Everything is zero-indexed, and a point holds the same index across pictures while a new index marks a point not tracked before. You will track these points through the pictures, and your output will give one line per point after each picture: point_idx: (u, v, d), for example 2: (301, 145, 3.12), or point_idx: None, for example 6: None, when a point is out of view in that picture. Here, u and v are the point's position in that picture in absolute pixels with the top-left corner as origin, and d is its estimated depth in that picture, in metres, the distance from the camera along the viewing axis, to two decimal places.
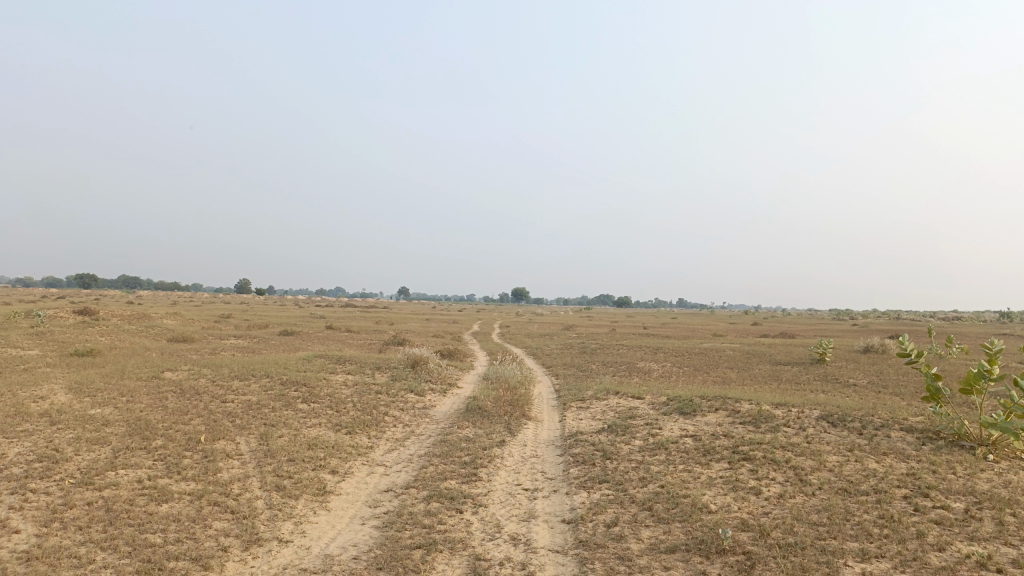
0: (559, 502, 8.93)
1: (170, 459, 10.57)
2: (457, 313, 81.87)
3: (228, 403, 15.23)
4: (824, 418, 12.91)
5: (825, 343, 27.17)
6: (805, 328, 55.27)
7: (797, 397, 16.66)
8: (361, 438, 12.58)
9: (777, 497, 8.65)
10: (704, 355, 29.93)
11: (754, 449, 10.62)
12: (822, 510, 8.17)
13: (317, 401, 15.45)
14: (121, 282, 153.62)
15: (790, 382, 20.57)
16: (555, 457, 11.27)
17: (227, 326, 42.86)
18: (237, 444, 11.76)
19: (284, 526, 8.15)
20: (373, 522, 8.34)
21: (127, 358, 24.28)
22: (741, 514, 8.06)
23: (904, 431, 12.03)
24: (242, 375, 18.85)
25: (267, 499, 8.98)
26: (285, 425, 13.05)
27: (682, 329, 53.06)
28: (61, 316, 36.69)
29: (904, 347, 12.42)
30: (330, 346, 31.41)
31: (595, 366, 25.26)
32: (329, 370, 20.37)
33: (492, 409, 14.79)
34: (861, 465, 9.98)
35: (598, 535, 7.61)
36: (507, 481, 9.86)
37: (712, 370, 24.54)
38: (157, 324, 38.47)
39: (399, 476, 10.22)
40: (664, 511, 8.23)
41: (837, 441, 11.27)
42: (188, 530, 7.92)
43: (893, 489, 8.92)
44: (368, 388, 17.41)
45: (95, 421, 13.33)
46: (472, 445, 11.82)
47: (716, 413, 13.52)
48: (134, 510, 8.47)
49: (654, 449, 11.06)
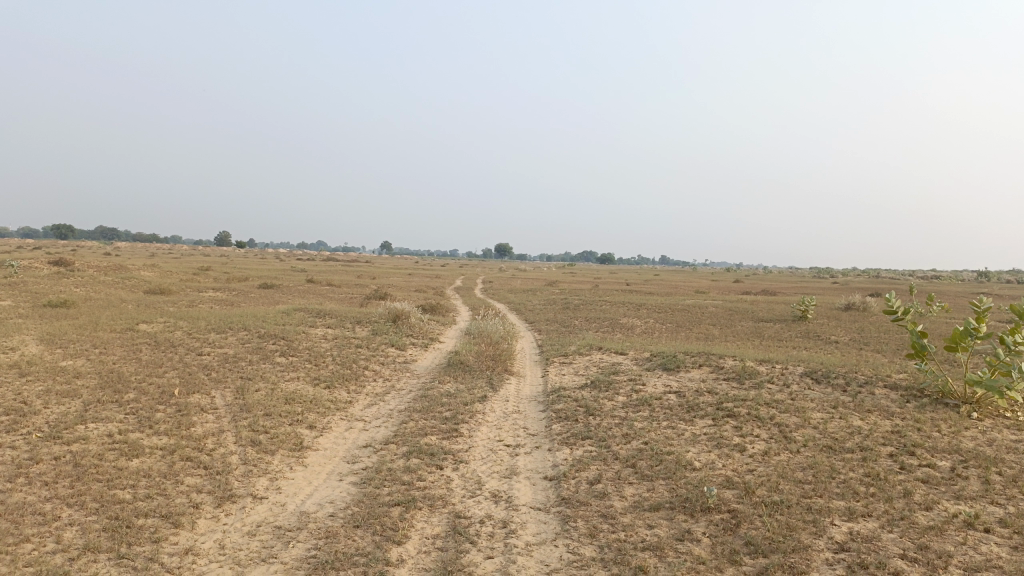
0: (541, 458, 8.76)
1: (142, 413, 10.28)
2: (439, 268, 81.42)
3: (204, 356, 14.91)
4: (808, 375, 12.82)
5: (808, 300, 27.13)
6: (787, 286, 55.44)
7: (781, 353, 16.60)
8: (340, 392, 12.35)
9: (762, 454, 8.53)
10: (687, 311, 29.87)
11: (739, 406, 10.50)
12: (807, 468, 8.06)
13: (296, 354, 15.17)
14: (99, 233, 151.34)
15: (773, 339, 20.52)
16: (537, 413, 11.10)
17: (206, 279, 42.26)
18: (212, 397, 11.49)
19: (259, 482, 7.93)
20: (351, 478, 8.13)
21: (102, 309, 23.82)
22: (726, 472, 7.92)
23: (888, 388, 11.96)
24: (219, 328, 18.50)
25: (242, 454, 8.74)
26: (263, 379, 12.78)
27: (665, 285, 52.98)
28: (34, 266, 35.93)
29: (891, 304, 12.28)
30: (310, 299, 31.04)
31: (578, 321, 25.12)
32: (309, 323, 20.06)
33: (474, 364, 14.61)
34: (846, 422, 9.89)
35: (581, 493, 7.44)
36: (489, 438, 9.67)
37: (695, 326, 24.51)
38: (134, 276, 37.84)
39: (378, 432, 10.01)
40: (648, 468, 8.08)
41: (822, 398, 11.17)
42: (159, 486, 7.67)
43: (878, 446, 8.83)
44: (348, 342, 17.15)
45: (66, 373, 12.98)
46: (453, 400, 11.62)
47: (700, 369, 13.40)
48: (103, 465, 8.20)
49: (638, 405, 10.91)
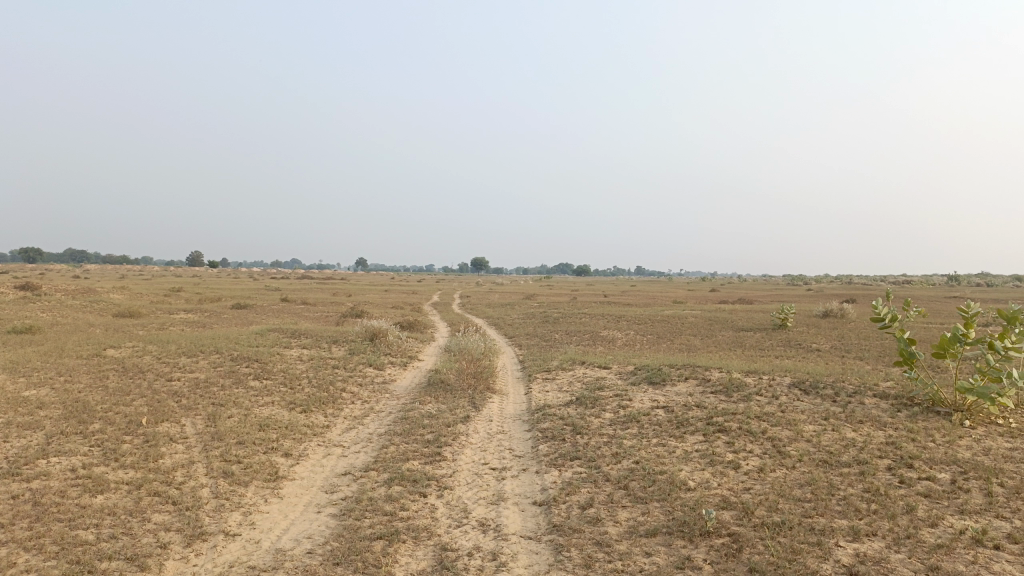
0: (529, 482, 8.41)
1: (107, 445, 9.76)
2: (416, 283, 80.80)
3: (174, 382, 14.36)
4: (797, 386, 12.59)
5: (787, 308, 27.07)
6: (764, 294, 55.63)
7: (765, 363, 16.42)
8: (317, 417, 11.89)
9: (758, 471, 8.24)
10: (667, 322, 29.71)
11: (729, 420, 10.22)
12: (805, 485, 7.79)
13: (270, 377, 14.67)
14: (68, 256, 148.82)
15: (756, 349, 20.32)
16: (522, 433, 10.73)
17: (178, 300, 41.34)
18: (182, 426, 10.98)
19: (232, 517, 7.48)
20: (329, 510, 7.71)
21: (69, 334, 23.06)
22: (721, 491, 7.62)
23: (878, 398, 11.75)
24: (190, 351, 17.90)
25: (213, 487, 8.28)
26: (236, 405, 12.29)
27: (643, 296, 52.85)
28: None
29: (879, 312, 12.11)
30: (284, 319, 30.42)
31: (558, 335, 24.82)
32: (284, 344, 19.51)
33: (455, 383, 14.22)
34: (839, 435, 9.65)
35: (573, 519, 7.09)
36: (473, 461, 9.30)
37: (676, 336, 24.35)
38: (104, 299, 36.95)
39: (357, 458, 9.59)
40: (641, 490, 7.75)
41: (812, 409, 10.94)
42: (124, 525, 7.19)
43: (875, 459, 8.58)
44: (324, 363, 16.67)
45: (28, 403, 12.38)
46: (435, 422, 11.22)
47: (686, 382, 13.13)
48: (65, 503, 7.70)
49: (626, 422, 10.60)
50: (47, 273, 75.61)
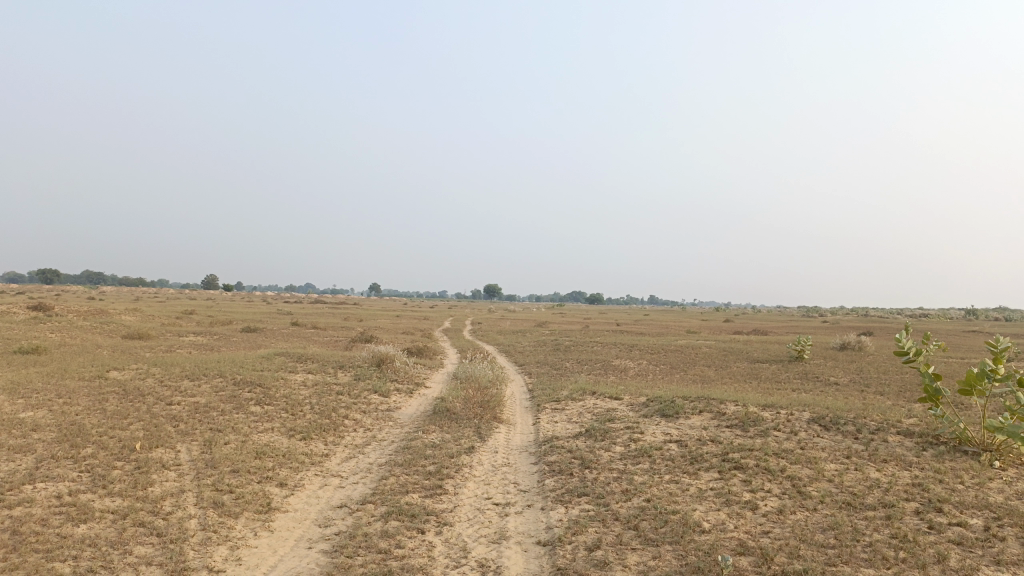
0: (534, 519, 7.96)
1: (97, 471, 9.39)
2: (428, 309, 80.53)
3: (174, 406, 14.01)
4: (816, 421, 12.08)
5: (803, 340, 26.50)
6: (779, 325, 54.92)
7: (782, 396, 15.90)
8: (316, 444, 11.49)
9: (776, 513, 7.76)
10: (680, 353, 29.15)
11: (746, 457, 9.74)
12: (827, 529, 7.30)
13: (272, 403, 14.30)
14: (85, 277, 150.12)
15: (772, 381, 19.75)
16: (528, 466, 10.28)
17: (189, 323, 41.22)
18: (177, 452, 10.62)
19: (218, 552, 7.07)
20: (321, 546, 7.30)
21: (74, 355, 22.84)
22: (738, 535, 7.15)
23: (901, 435, 11.22)
24: (193, 375, 17.58)
25: (201, 518, 7.88)
26: (234, 431, 11.91)
27: (655, 325, 52.40)
28: (10, 311, 34.88)
29: (904, 346, 11.57)
30: (293, 343, 30.09)
31: (569, 364, 24.38)
32: (289, 369, 19.15)
33: (461, 411, 13.80)
34: (862, 475, 9.14)
35: (578, 562, 6.64)
36: (476, 495, 8.86)
37: (689, 367, 23.84)
38: (114, 320, 36.87)
39: (355, 489, 9.18)
40: (652, 531, 7.29)
41: (833, 446, 10.44)
42: (104, 558, 6.80)
43: (902, 502, 8.08)
44: (328, 389, 16.29)
45: (23, 425, 12.06)
46: (438, 452, 10.80)
47: (700, 416, 12.64)
48: (45, 532, 7.32)
49: (637, 457, 10.14)
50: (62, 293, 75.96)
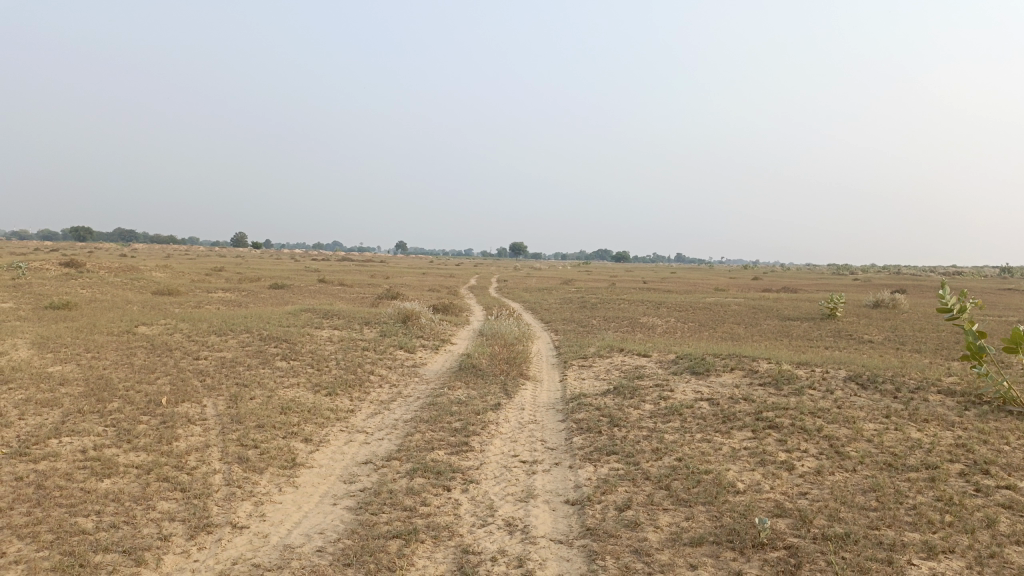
0: (562, 478, 7.76)
1: (122, 425, 9.35)
2: (454, 267, 80.48)
3: (201, 361, 14.00)
4: (852, 379, 11.71)
5: (836, 297, 25.93)
6: (809, 283, 54.09)
7: (815, 354, 15.53)
8: (342, 400, 11.40)
9: (814, 474, 7.49)
10: (709, 310, 28.74)
11: (781, 416, 9.44)
12: (868, 492, 7.02)
13: (298, 358, 14.25)
14: (117, 234, 152.08)
15: (804, 339, 19.33)
16: (555, 423, 10.07)
17: (217, 280, 41.53)
18: (203, 407, 10.57)
19: (242, 508, 6.97)
20: (346, 503, 7.17)
21: (105, 311, 23.04)
22: (774, 496, 6.89)
23: (943, 394, 10.83)
24: (220, 330, 17.60)
25: (225, 474, 7.80)
26: (259, 386, 11.85)
27: (683, 283, 51.85)
28: (42, 267, 35.29)
29: (948, 303, 11.05)
30: (319, 300, 30.15)
31: (596, 321, 24.11)
32: (315, 325, 19.11)
33: (487, 368, 13.63)
34: (903, 435, 8.81)
35: (609, 522, 6.44)
36: (502, 453, 8.68)
37: (718, 325, 23.46)
38: (144, 277, 37.21)
39: (380, 446, 9.05)
40: (684, 492, 7.06)
41: (871, 406, 10.10)
42: (127, 513, 6.73)
43: (946, 464, 7.75)
44: (354, 344, 16.21)
45: (51, 379, 12.11)
46: (464, 409, 10.64)
47: (731, 373, 12.33)
48: (69, 487, 7.28)
49: (667, 415, 9.89)
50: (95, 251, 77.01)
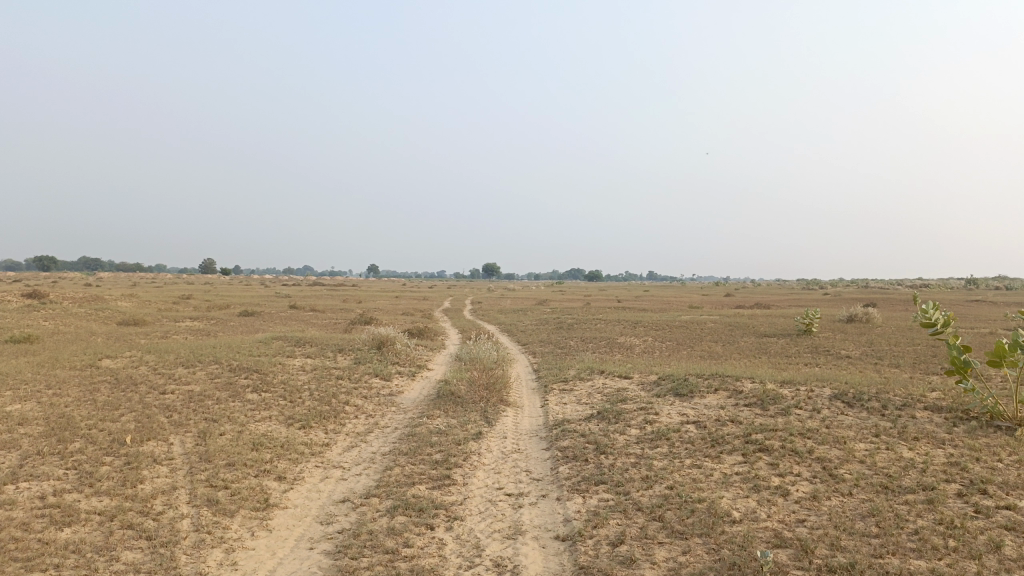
0: (549, 511, 7.44)
1: (84, 468, 8.85)
2: (426, 289, 79.88)
3: (168, 395, 13.46)
4: (838, 398, 11.54)
5: (811, 313, 25.96)
6: (782, 298, 54.37)
7: (796, 371, 15.40)
8: (316, 434, 10.97)
9: (810, 499, 7.26)
10: (685, 328, 28.63)
11: (770, 438, 9.21)
12: (867, 517, 6.79)
13: (269, 390, 13.78)
14: (81, 263, 149.22)
15: (783, 356, 19.21)
16: (540, 452, 9.74)
17: (185, 308, 40.61)
18: (170, 445, 10.08)
19: (212, 555, 6.55)
20: (324, 546, 6.78)
21: (67, 344, 22.31)
22: (772, 525, 6.64)
23: (929, 411, 10.70)
24: (188, 362, 17.02)
25: (194, 519, 7.36)
26: (230, 421, 11.38)
27: (657, 301, 51.85)
28: (3, 299, 34.23)
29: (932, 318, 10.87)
30: (291, 327, 29.56)
31: (574, 342, 23.86)
32: (287, 353, 18.60)
33: (466, 395, 13.27)
34: (895, 455, 8.62)
35: (603, 559, 6.13)
36: (486, 485, 8.33)
37: (696, 343, 23.32)
38: (110, 307, 36.27)
39: (358, 482, 8.66)
40: (679, 523, 6.77)
41: (860, 425, 9.92)
42: (88, 566, 6.27)
43: (942, 484, 7.56)
44: (328, 373, 15.74)
45: (9, 419, 11.52)
46: (444, 439, 10.28)
47: (716, 395, 12.11)
48: (25, 539, 6.78)
49: (654, 440, 9.61)
50: (60, 281, 75.14)
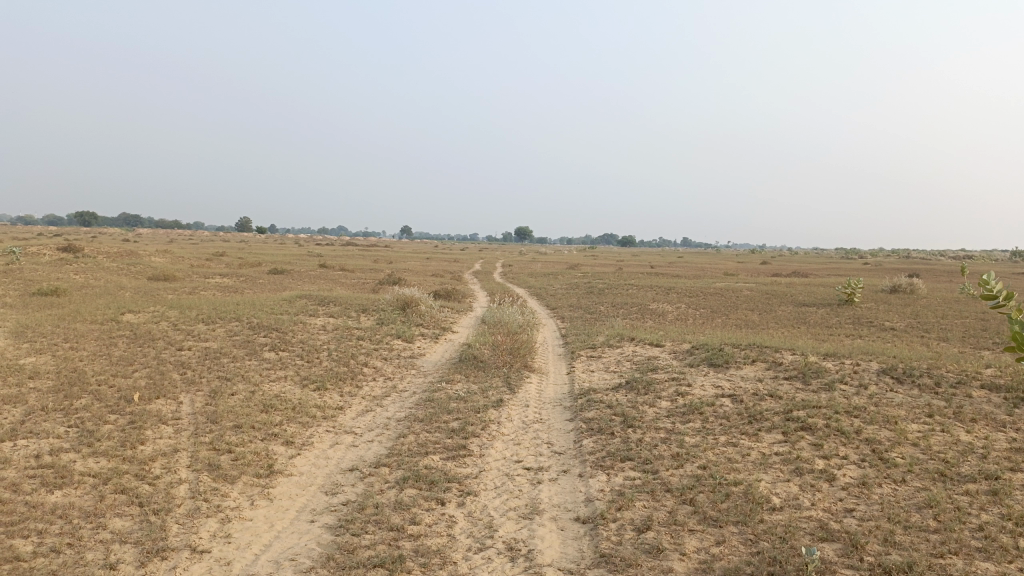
0: (570, 489, 6.86)
1: (86, 426, 8.47)
2: (459, 252, 79.44)
3: (184, 352, 13.09)
4: (886, 373, 10.75)
5: (854, 282, 24.89)
6: (820, 267, 52.89)
7: (837, 343, 14.55)
8: (331, 396, 10.50)
9: (859, 486, 6.58)
10: (720, 296, 27.76)
11: (814, 416, 8.50)
12: (924, 508, 6.11)
13: (287, 349, 13.35)
14: (122, 220, 151.51)
15: (823, 327, 18.31)
16: (563, 423, 9.16)
17: (217, 265, 40.50)
18: (178, 405, 9.68)
19: (205, 527, 6.09)
20: (326, 519, 6.30)
21: (96, 297, 22.20)
22: (816, 515, 6.01)
23: (987, 389, 9.86)
24: (209, 318, 16.70)
25: (192, 485, 6.92)
26: (243, 380, 10.98)
27: (690, 268, 50.56)
28: (39, 252, 34.50)
29: (982, 277, 5.28)
30: (318, 285, 29.24)
31: (604, 307, 23.15)
32: (309, 312, 18.21)
33: (489, 359, 12.71)
34: (951, 438, 7.87)
35: (627, 547, 5.55)
36: (504, 458, 7.78)
37: (731, 312, 22.49)
38: (143, 262, 36.38)
39: (369, 449, 8.17)
40: (712, 508, 6.16)
41: (911, 404, 9.15)
42: (72, 534, 5.85)
43: (1007, 474, 6.80)
44: (349, 334, 15.29)
45: (20, 372, 11.23)
46: (462, 406, 9.73)
47: (753, 366, 11.38)
48: (12, 501, 6.39)
49: (686, 414, 8.96)
50: (100, 236, 76.51)
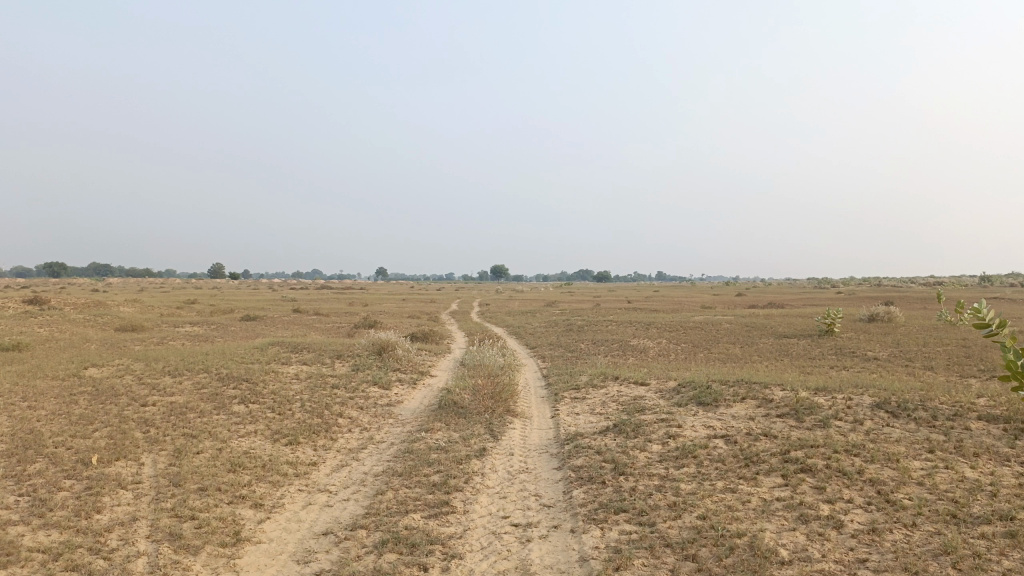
0: (563, 547, 6.39)
1: (38, 495, 7.84)
2: (435, 291, 78.90)
3: (148, 409, 12.43)
4: (880, 407, 10.43)
5: (832, 312, 24.75)
6: (795, 298, 52.99)
7: (824, 376, 14.25)
8: (304, 451, 9.94)
9: (869, 532, 6.18)
10: (701, 329, 27.50)
11: (812, 456, 8.12)
12: (940, 555, 5.72)
13: (258, 401, 12.74)
14: (92, 269, 149.30)
15: (807, 359, 18.04)
16: (550, 473, 8.69)
17: (188, 313, 39.55)
18: (139, 467, 9.07)
19: None
20: None
21: (59, 351, 21.34)
22: (829, 568, 5.59)
23: (985, 420, 9.56)
24: (177, 370, 16.03)
25: (152, 558, 6.35)
26: (210, 437, 10.37)
27: (666, 302, 50.42)
28: (2, 305, 33.45)
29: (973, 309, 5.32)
30: (292, 331, 28.58)
31: (585, 345, 22.78)
32: (282, 360, 17.60)
33: (469, 405, 12.22)
34: (957, 475, 7.52)
35: None
36: (490, 514, 7.29)
37: (713, 346, 22.19)
38: (111, 312, 35.40)
39: (345, 510, 7.63)
40: (717, 565, 5.72)
41: (910, 439, 8.81)
42: None
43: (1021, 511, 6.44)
44: (323, 382, 14.71)
45: None
46: (443, 457, 9.23)
47: (743, 404, 11.01)
48: None
49: (679, 458, 8.54)
50: (67, 287, 74.79)
